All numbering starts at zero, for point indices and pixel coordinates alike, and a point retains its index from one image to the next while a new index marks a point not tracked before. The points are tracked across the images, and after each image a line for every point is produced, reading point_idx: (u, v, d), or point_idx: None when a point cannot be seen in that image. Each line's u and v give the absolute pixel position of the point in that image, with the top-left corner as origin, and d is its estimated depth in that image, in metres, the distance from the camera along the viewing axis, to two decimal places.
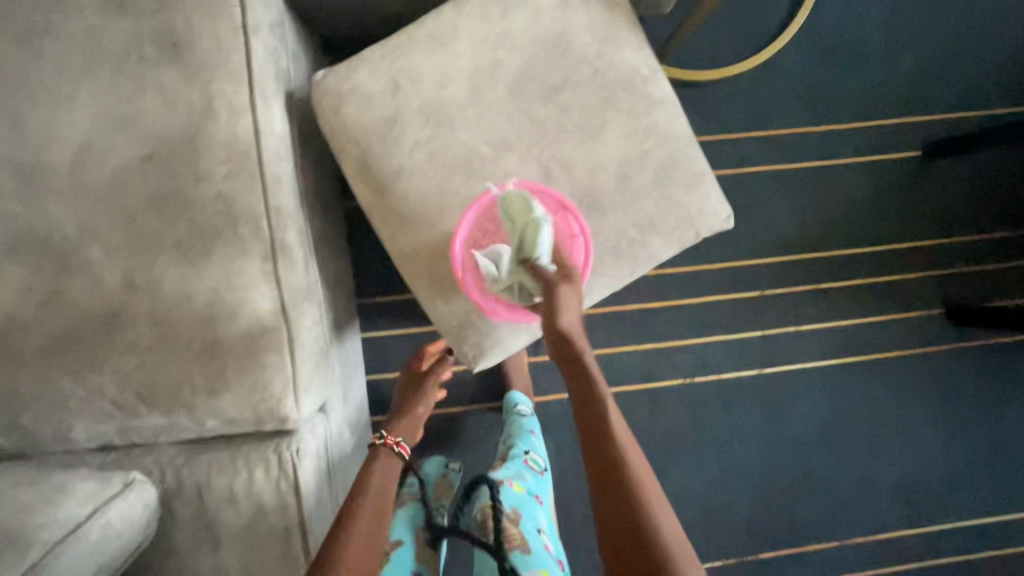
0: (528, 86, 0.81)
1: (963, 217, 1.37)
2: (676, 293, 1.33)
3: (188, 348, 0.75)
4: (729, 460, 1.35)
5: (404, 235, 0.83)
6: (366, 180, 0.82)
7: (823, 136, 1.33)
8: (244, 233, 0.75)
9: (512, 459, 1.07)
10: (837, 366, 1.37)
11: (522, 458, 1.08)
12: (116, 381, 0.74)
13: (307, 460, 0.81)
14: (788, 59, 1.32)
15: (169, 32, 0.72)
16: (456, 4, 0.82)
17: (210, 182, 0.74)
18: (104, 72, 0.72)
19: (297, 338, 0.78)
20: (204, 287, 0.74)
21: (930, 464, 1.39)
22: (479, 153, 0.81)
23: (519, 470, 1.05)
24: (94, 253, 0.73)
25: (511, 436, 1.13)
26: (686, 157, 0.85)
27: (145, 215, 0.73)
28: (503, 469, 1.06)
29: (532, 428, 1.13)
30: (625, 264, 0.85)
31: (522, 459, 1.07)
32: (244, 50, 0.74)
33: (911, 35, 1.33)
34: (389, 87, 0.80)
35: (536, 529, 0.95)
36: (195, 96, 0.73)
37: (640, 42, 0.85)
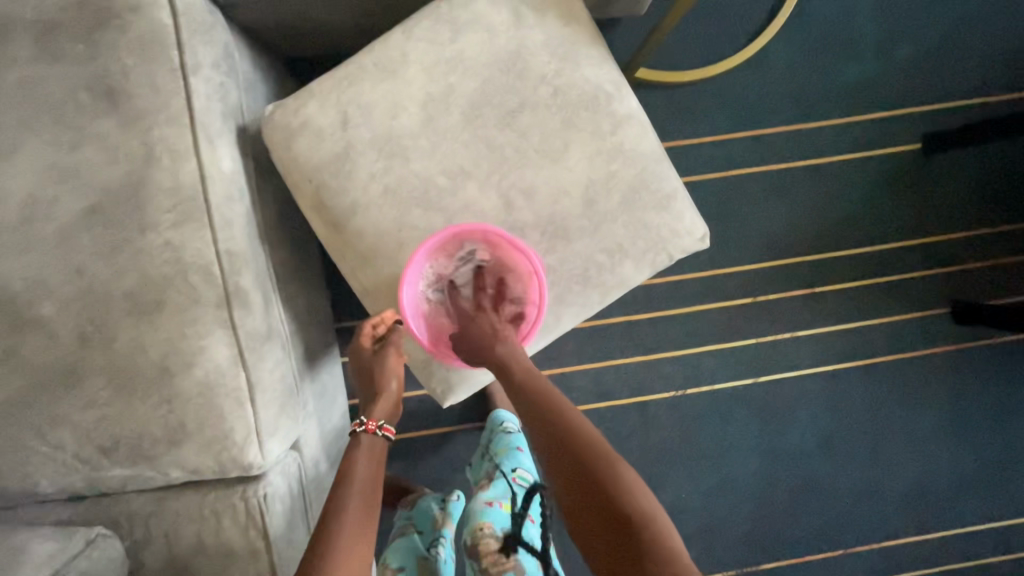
0: (485, 112, 0.78)
1: (967, 210, 1.30)
2: (666, 303, 1.28)
3: (145, 400, 0.73)
4: (726, 472, 1.32)
5: (364, 271, 0.80)
6: (322, 216, 0.79)
7: (816, 132, 1.27)
8: (195, 280, 0.73)
9: (500, 479, 1.00)
10: (837, 371, 1.31)
11: (511, 475, 1.01)
12: (75, 436, 0.73)
13: (277, 505, 0.80)
14: (774, 54, 1.26)
15: (106, 78, 0.70)
16: (406, 30, 0.79)
17: (157, 231, 0.72)
18: (42, 123, 0.70)
19: (257, 384, 0.76)
20: (157, 338, 0.73)
21: (937, 469, 1.34)
22: (436, 184, 0.78)
23: (508, 491, 0.99)
24: (44, 308, 0.72)
25: (498, 452, 1.05)
26: (655, 176, 0.81)
27: (93, 268, 0.72)
28: (491, 489, 0.99)
29: (520, 445, 1.05)
30: (595, 290, 0.82)
31: (512, 477, 1.00)
32: (184, 92, 0.71)
33: (905, 21, 1.26)
34: (339, 120, 0.77)
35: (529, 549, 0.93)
36: (137, 144, 0.71)
37: (602, 57, 0.80)
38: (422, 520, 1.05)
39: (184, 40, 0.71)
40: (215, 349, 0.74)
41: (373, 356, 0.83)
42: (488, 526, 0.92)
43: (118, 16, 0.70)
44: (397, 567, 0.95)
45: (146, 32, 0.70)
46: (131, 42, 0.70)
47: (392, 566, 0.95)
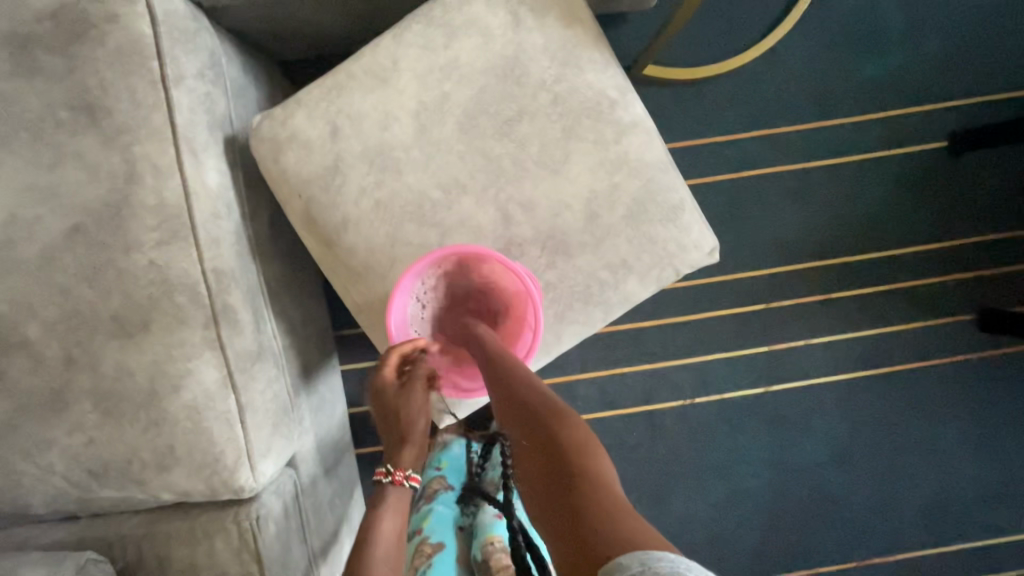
0: (481, 121, 0.74)
1: (995, 212, 1.23)
2: (675, 310, 1.24)
3: (134, 424, 0.72)
4: (735, 483, 1.28)
5: (357, 289, 0.77)
6: (312, 232, 0.76)
7: (834, 131, 1.21)
8: (181, 301, 0.71)
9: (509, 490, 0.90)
10: (853, 380, 1.26)
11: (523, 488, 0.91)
12: (64, 459, 0.73)
13: (271, 527, 0.78)
14: (790, 48, 1.19)
15: (85, 93, 0.67)
16: (398, 34, 0.75)
17: (141, 250, 0.70)
18: (21, 142, 0.68)
19: (247, 405, 0.74)
20: (144, 360, 0.71)
21: (957, 481, 1.28)
22: (430, 198, 0.74)
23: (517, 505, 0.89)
24: (30, 330, 0.71)
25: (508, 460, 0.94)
26: (661, 187, 0.76)
27: (78, 289, 0.70)
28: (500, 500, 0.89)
29: None
30: (597, 308, 0.78)
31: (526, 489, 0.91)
32: (165, 105, 0.68)
33: (931, 11, 1.19)
34: (328, 132, 0.74)
35: None
36: (119, 161, 0.68)
37: (605, 61, 0.76)
38: (453, 477, 0.92)
39: (164, 50, 0.68)
40: (203, 371, 0.72)
41: (401, 391, 0.72)
42: (499, 541, 0.82)
43: (95, 28, 0.67)
44: (439, 541, 0.83)
45: (124, 43, 0.67)
46: (110, 54, 0.67)
47: (432, 541, 0.83)
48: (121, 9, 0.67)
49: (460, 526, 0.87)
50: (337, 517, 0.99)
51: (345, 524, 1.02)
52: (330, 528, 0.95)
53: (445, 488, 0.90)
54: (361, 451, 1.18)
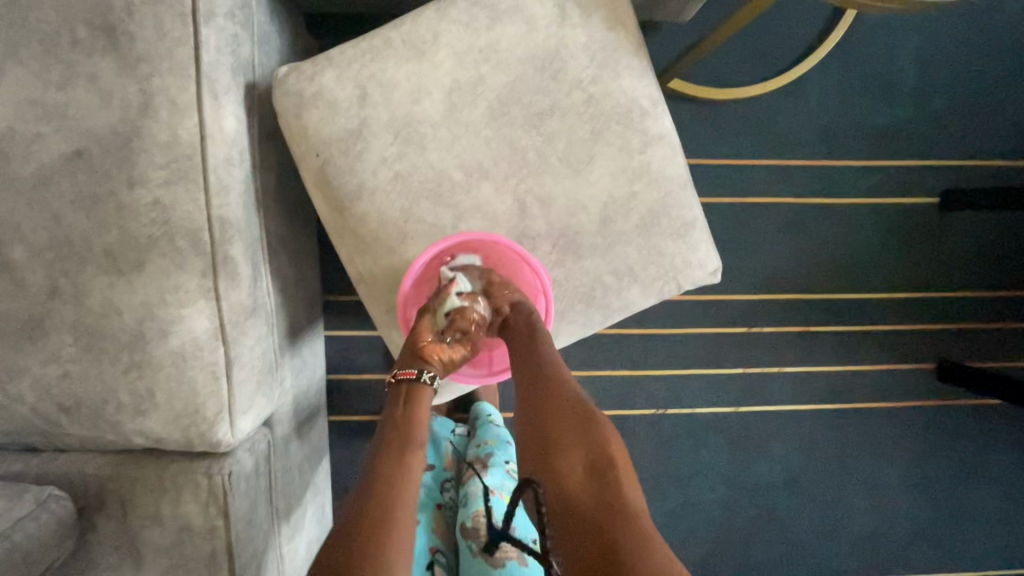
0: (512, 108, 0.73)
1: (969, 272, 1.29)
2: (661, 322, 1.26)
3: (115, 363, 0.70)
4: (691, 494, 1.33)
5: (362, 258, 0.76)
6: (324, 194, 0.75)
7: (837, 171, 1.24)
8: (182, 246, 0.68)
9: (493, 468, 0.85)
10: (816, 412, 1.32)
11: (505, 466, 0.87)
12: (36, 391, 0.70)
13: (242, 484, 0.76)
14: (809, 84, 1.22)
15: (108, 14, 0.65)
16: (440, 8, 0.73)
17: (147, 187, 0.67)
18: (33, 55, 0.65)
19: (235, 359, 0.72)
20: (134, 300, 0.69)
21: (894, 519, 1.36)
22: (450, 178, 0.74)
23: (503, 483, 0.83)
24: (16, 252, 0.68)
25: (485, 443, 0.91)
26: (676, 203, 0.77)
27: (73, 217, 0.67)
28: (486, 478, 0.84)
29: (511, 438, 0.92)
30: (597, 310, 0.79)
31: (506, 469, 0.86)
32: (192, 41, 0.66)
33: (947, 71, 1.23)
34: (357, 96, 0.72)
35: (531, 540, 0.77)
36: (135, 92, 0.66)
37: (643, 69, 0.76)
38: (431, 456, 0.92)
39: None
40: (195, 319, 0.70)
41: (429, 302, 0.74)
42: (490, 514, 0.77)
43: None
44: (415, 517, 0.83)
45: None
46: None
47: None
48: None
49: (439, 504, 0.86)
50: (304, 481, 0.98)
51: (310, 490, 1.01)
52: (297, 492, 0.94)
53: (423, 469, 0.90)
54: (332, 418, 1.17)
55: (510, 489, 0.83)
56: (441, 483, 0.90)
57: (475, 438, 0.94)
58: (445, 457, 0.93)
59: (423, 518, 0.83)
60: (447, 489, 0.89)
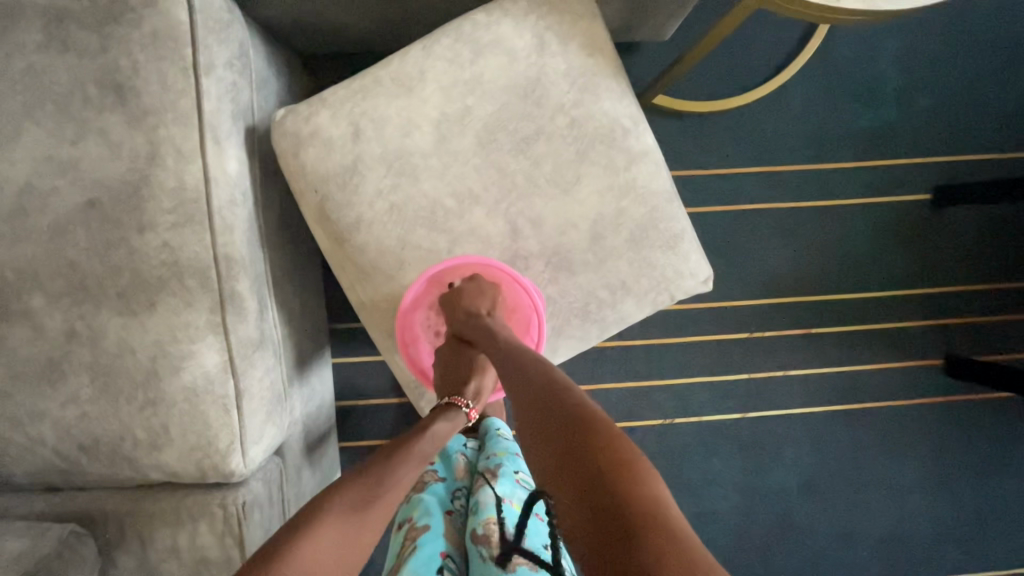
0: (499, 136, 0.77)
1: (968, 266, 1.30)
2: (662, 332, 1.27)
3: (131, 401, 0.72)
4: (706, 503, 1.32)
5: (363, 286, 0.79)
6: (325, 227, 0.78)
7: (827, 173, 1.26)
8: (191, 285, 0.72)
9: (502, 476, 0.85)
10: (825, 414, 1.31)
11: (514, 475, 0.86)
12: (57, 432, 0.73)
13: (255, 512, 0.78)
14: (791, 92, 1.25)
15: (115, 73, 0.69)
16: (425, 45, 0.77)
17: (156, 231, 0.71)
18: (47, 114, 0.70)
19: (245, 392, 0.75)
20: (147, 339, 0.72)
21: (915, 519, 1.34)
22: (443, 206, 0.77)
23: (512, 491, 0.82)
24: (35, 300, 0.71)
25: (495, 454, 0.91)
26: (664, 216, 0.80)
27: (88, 263, 0.71)
28: (495, 486, 0.83)
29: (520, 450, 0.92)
30: (593, 324, 0.81)
31: (516, 477, 0.85)
32: (194, 92, 0.70)
33: (927, 71, 1.26)
34: (351, 133, 0.76)
35: (544, 545, 0.74)
36: (142, 143, 0.70)
37: (623, 91, 0.79)
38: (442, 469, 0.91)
39: (198, 39, 0.70)
40: (205, 355, 0.73)
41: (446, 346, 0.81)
42: (499, 521, 0.76)
43: (133, 11, 0.69)
44: (426, 523, 0.80)
45: (160, 28, 0.69)
46: (144, 37, 0.69)
47: (418, 525, 0.79)
48: None
49: (450, 510, 0.83)
50: None
51: None
52: None
53: (434, 479, 0.88)
54: (344, 444, 1.19)
55: (520, 498, 0.82)
56: (452, 491, 0.87)
57: (484, 450, 0.94)
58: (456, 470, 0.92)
59: (434, 523, 0.79)
60: (458, 497, 0.87)
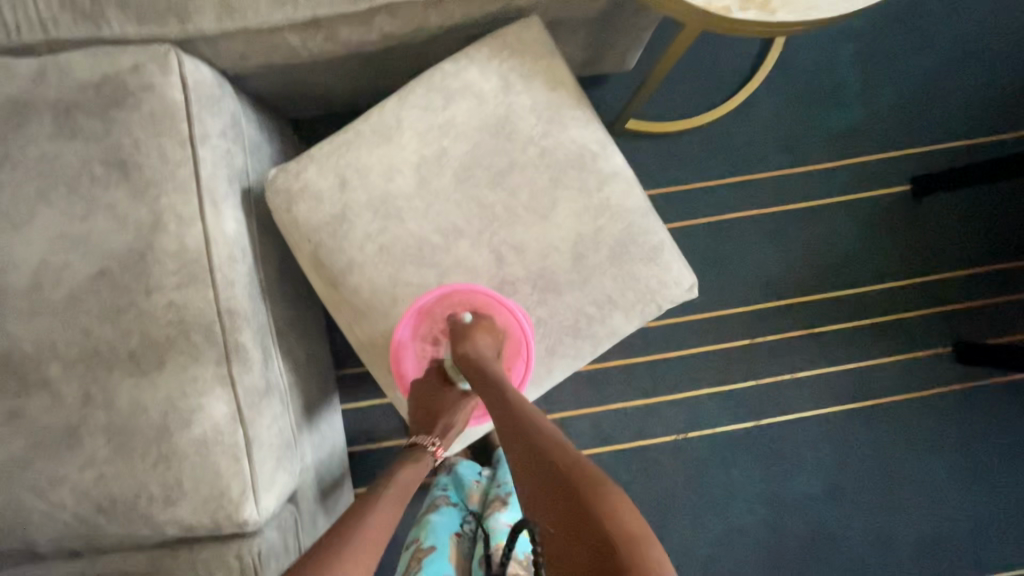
0: (475, 172, 0.82)
1: (959, 251, 1.31)
2: (663, 346, 1.28)
3: (145, 458, 0.75)
4: (732, 519, 1.29)
5: (361, 326, 0.82)
6: (320, 274, 0.82)
7: (805, 176, 1.30)
8: (197, 340, 0.76)
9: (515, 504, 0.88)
10: (840, 413, 1.30)
11: None
12: (75, 496, 0.75)
13: (271, 561, 0.78)
14: (757, 103, 1.30)
15: (119, 152, 0.75)
16: (400, 97, 0.83)
17: (162, 292, 0.75)
18: (59, 195, 0.76)
19: (254, 439, 0.77)
20: (158, 396, 0.75)
21: (952, 516, 1.29)
22: (430, 241, 0.81)
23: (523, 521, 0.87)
24: (53, 369, 0.75)
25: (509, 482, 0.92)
26: (642, 230, 0.83)
27: (100, 329, 0.75)
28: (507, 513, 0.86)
29: None
30: (586, 341, 0.83)
31: None
32: (191, 161, 0.76)
33: (886, 70, 1.31)
34: (337, 184, 0.81)
35: None
36: (145, 212, 0.75)
37: (587, 118, 0.84)
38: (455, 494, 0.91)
39: (192, 114, 0.77)
40: (214, 405, 0.76)
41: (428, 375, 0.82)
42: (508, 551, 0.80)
43: (132, 95, 0.76)
44: (432, 544, 0.81)
45: (158, 108, 0.76)
46: (144, 117, 0.76)
47: (425, 545, 0.80)
48: (157, 79, 0.76)
49: (458, 533, 0.84)
50: None
51: None
52: None
53: (446, 503, 0.89)
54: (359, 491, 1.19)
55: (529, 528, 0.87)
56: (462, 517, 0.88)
57: (496, 479, 0.95)
58: (468, 496, 0.92)
59: (441, 545, 0.81)
60: (468, 522, 0.87)
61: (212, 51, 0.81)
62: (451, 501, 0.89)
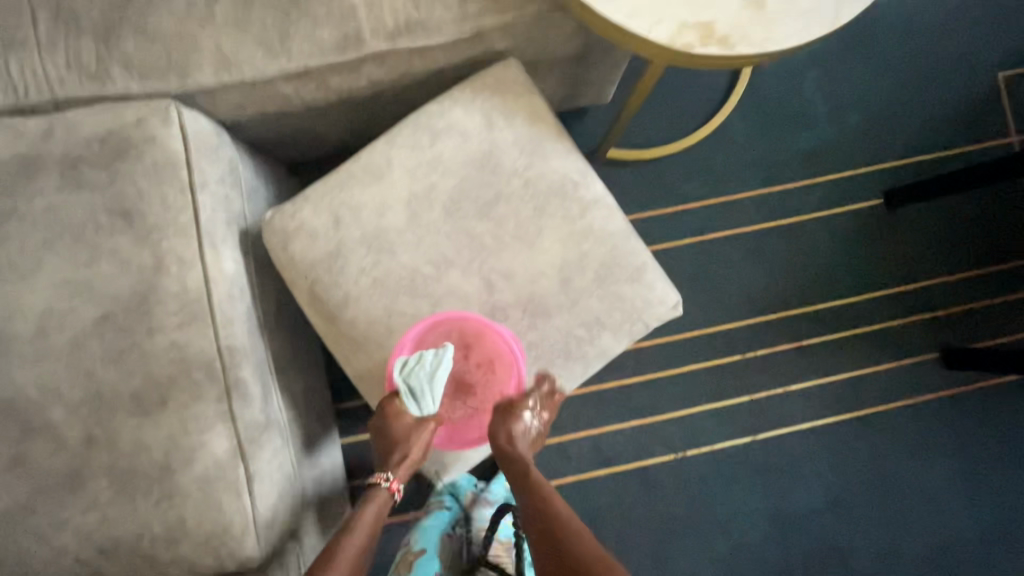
0: (463, 205, 0.86)
1: (937, 259, 1.35)
2: (657, 365, 1.31)
3: (148, 497, 0.76)
4: (737, 537, 1.28)
5: (357, 358, 0.85)
6: (317, 309, 0.85)
7: (782, 195, 1.35)
8: (198, 378, 0.78)
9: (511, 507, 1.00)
10: (836, 424, 1.31)
11: None
12: (77, 540, 0.76)
13: None
14: (731, 128, 1.36)
15: (122, 201, 0.79)
16: (388, 138, 0.88)
17: (164, 333, 0.78)
18: (64, 244, 0.79)
19: (255, 474, 0.79)
20: (160, 435, 0.77)
21: (955, 523, 1.30)
22: (422, 272, 0.84)
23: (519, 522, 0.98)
24: (57, 413, 0.77)
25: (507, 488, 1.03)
26: (625, 252, 0.87)
27: (104, 371, 0.77)
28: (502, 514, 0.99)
29: None
30: (577, 363, 0.86)
31: None
32: (191, 206, 0.80)
33: (851, 91, 1.38)
34: (331, 222, 0.85)
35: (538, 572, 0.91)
36: (148, 257, 0.79)
37: (567, 150, 0.89)
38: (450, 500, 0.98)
39: (192, 162, 0.81)
40: (215, 442, 0.77)
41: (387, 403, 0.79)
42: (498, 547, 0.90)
43: (135, 147, 0.80)
44: (423, 547, 0.89)
45: (160, 158, 0.80)
46: (146, 167, 0.80)
47: (415, 548, 0.89)
48: (158, 131, 0.80)
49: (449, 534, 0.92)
50: None
51: None
52: None
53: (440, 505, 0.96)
54: None
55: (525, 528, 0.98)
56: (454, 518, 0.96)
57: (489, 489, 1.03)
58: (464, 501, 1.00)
59: (431, 547, 0.89)
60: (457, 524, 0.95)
61: (210, 103, 0.86)
62: (443, 504, 0.96)
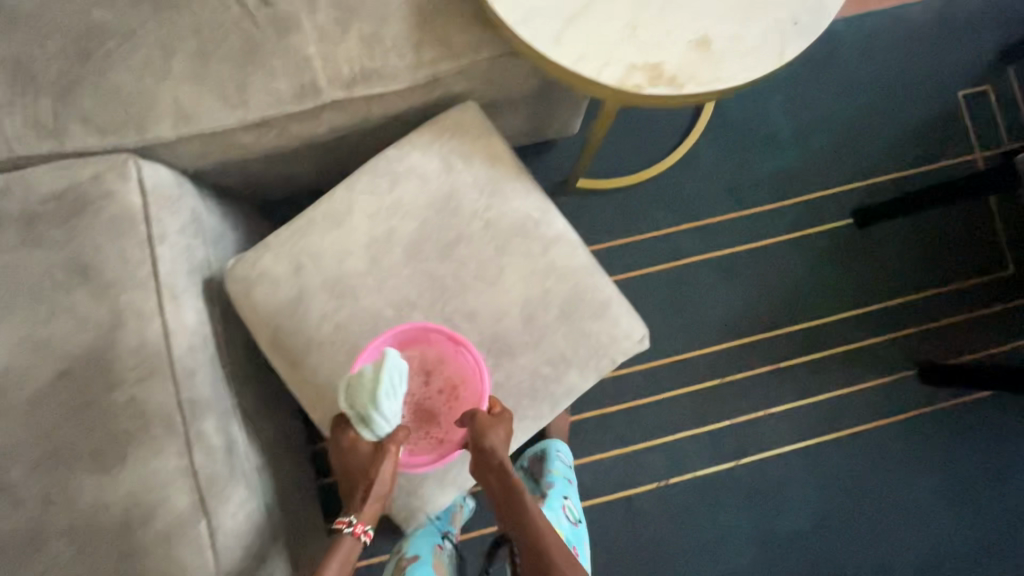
0: (424, 247, 0.86)
1: (909, 276, 1.36)
2: (636, 393, 1.30)
3: (106, 558, 0.74)
4: (725, 564, 1.26)
5: (321, 404, 0.84)
6: (280, 356, 0.85)
7: (753, 218, 1.36)
8: (157, 433, 0.77)
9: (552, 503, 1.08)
10: (818, 445, 1.30)
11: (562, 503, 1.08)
12: None
13: None
14: (699, 153, 1.38)
15: (80, 257, 0.79)
16: (349, 182, 0.89)
17: (123, 388, 0.77)
18: (21, 301, 0.79)
19: (218, 529, 0.77)
20: (119, 493, 0.75)
21: (944, 541, 1.28)
22: (384, 316, 0.84)
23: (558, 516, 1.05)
24: (13, 475, 0.75)
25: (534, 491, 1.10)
26: (588, 288, 0.87)
27: (61, 430, 0.76)
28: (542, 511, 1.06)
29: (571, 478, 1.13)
30: (544, 401, 0.85)
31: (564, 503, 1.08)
32: (149, 260, 0.80)
33: (815, 114, 1.40)
34: (293, 268, 0.85)
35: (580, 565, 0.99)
36: (106, 312, 0.78)
37: (527, 188, 0.90)
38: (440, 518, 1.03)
39: (151, 215, 0.81)
40: (176, 498, 0.76)
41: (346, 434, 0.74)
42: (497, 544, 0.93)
43: (92, 202, 0.80)
44: (415, 553, 0.92)
45: (118, 212, 0.80)
46: (104, 222, 0.80)
47: (408, 555, 0.92)
48: (116, 186, 0.81)
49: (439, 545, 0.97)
50: None
51: None
52: None
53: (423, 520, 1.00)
54: None
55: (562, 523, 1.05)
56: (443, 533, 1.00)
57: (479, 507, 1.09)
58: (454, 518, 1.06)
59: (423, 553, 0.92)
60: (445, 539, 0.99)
61: (171, 154, 0.87)
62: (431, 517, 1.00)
